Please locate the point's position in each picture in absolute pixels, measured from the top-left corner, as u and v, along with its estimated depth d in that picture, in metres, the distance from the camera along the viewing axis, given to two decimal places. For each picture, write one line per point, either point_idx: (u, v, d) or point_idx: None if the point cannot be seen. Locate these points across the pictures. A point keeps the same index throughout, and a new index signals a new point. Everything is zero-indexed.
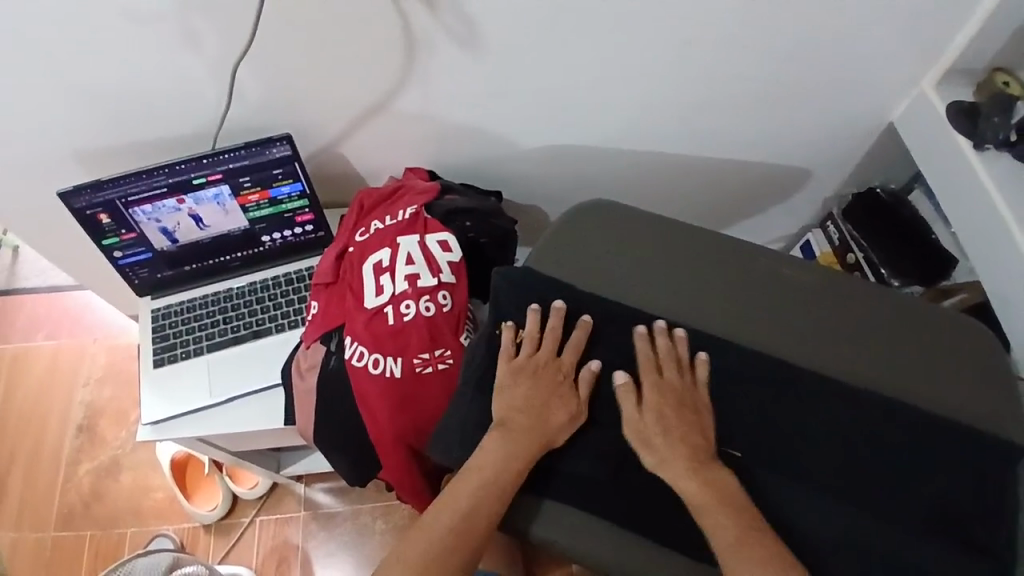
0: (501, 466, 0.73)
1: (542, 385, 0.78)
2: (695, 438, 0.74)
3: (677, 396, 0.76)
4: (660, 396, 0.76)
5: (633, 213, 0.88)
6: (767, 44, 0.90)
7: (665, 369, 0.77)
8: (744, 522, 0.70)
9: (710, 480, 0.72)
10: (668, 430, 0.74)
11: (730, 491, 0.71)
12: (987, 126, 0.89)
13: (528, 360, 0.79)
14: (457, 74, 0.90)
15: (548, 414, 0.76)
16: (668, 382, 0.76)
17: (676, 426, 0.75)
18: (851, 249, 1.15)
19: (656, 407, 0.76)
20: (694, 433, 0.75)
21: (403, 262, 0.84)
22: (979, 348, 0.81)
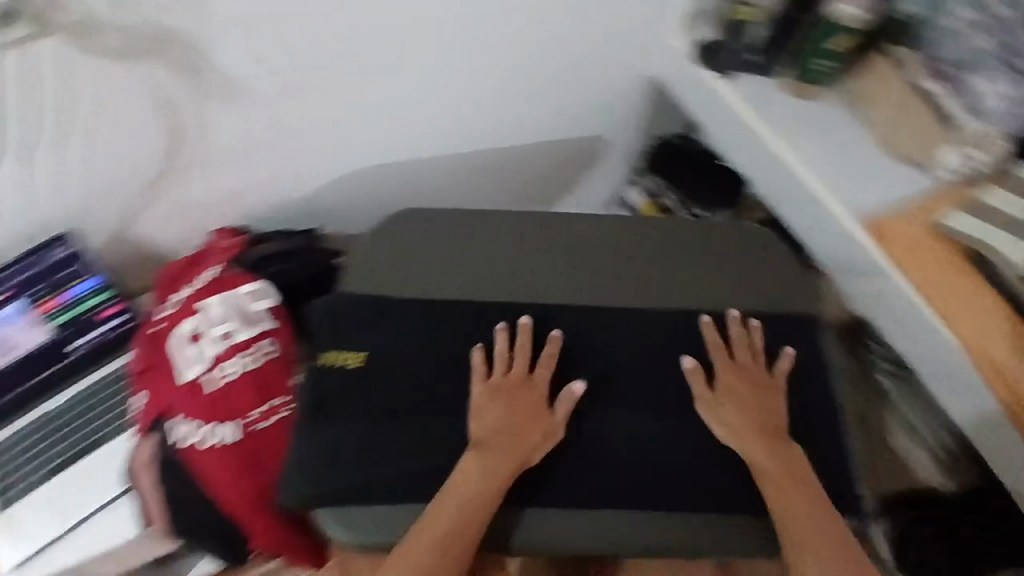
0: (482, 487, 0.72)
1: (517, 405, 0.77)
2: (769, 419, 0.79)
3: (756, 378, 0.82)
4: (731, 387, 0.80)
5: (429, 214, 0.91)
6: (508, 30, 0.96)
7: (740, 355, 0.83)
8: (814, 502, 0.74)
9: (787, 457, 0.77)
10: (745, 407, 0.79)
11: (802, 467, 0.76)
12: (725, 54, 0.98)
13: (500, 380, 0.79)
14: (224, 128, 0.90)
15: (525, 435, 0.76)
16: (743, 367, 0.82)
17: (750, 407, 0.79)
18: (664, 195, 1.22)
19: (733, 389, 0.80)
20: (766, 415, 0.79)
21: (214, 324, 0.82)
22: (751, 248, 0.92)
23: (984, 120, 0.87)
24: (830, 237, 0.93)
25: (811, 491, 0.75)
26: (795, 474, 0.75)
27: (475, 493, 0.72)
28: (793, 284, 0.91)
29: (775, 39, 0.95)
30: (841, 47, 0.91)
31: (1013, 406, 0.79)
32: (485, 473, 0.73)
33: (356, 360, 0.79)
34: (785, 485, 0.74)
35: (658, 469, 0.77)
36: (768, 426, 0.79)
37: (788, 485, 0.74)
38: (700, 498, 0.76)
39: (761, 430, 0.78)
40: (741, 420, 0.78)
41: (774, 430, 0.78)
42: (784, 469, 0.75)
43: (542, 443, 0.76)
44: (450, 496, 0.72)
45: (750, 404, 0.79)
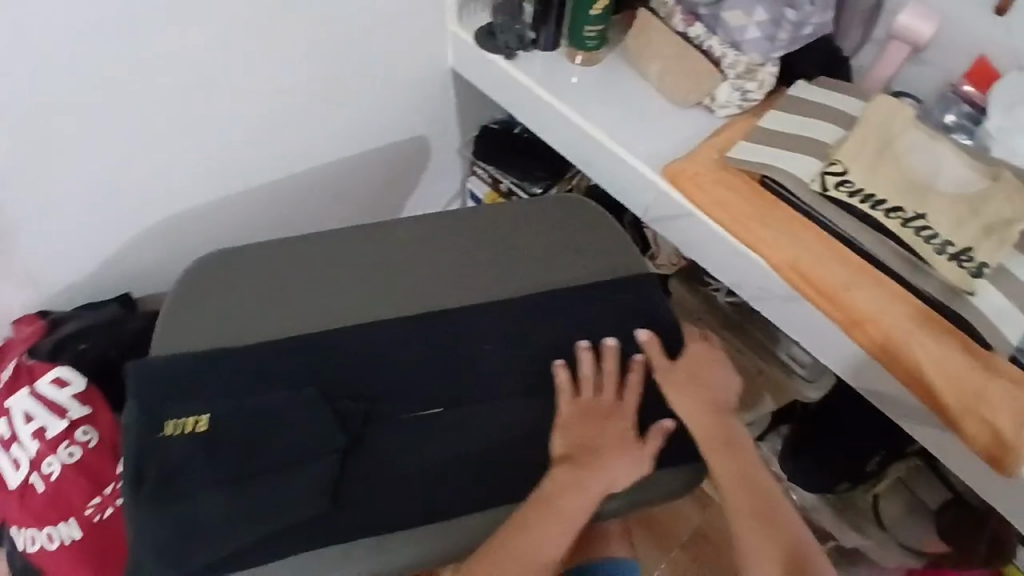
0: (561, 530, 0.71)
1: (603, 436, 0.77)
2: (717, 401, 0.80)
3: (705, 364, 0.82)
4: (694, 363, 0.82)
5: (238, 253, 0.87)
6: (277, 52, 0.95)
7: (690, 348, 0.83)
8: (755, 482, 0.76)
9: (727, 433, 0.78)
10: (697, 393, 0.80)
11: (743, 446, 0.78)
12: (504, 34, 1.04)
13: (589, 406, 0.79)
14: (7, 211, 0.87)
15: (614, 460, 0.75)
16: (691, 358, 0.82)
17: (700, 393, 0.80)
18: (501, 180, 1.25)
19: (681, 382, 0.80)
20: (714, 398, 0.80)
21: (22, 424, 0.76)
22: (571, 214, 0.93)
23: (741, 50, 0.95)
24: (631, 188, 0.99)
25: (751, 468, 0.77)
26: (735, 450, 0.78)
27: (560, 515, 0.71)
28: (615, 241, 0.92)
29: (544, 11, 1.02)
30: (602, 8, 0.97)
31: (818, 301, 0.88)
32: (574, 495, 0.73)
33: (200, 424, 0.74)
34: (727, 458, 0.77)
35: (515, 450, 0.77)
36: (718, 410, 0.79)
37: (731, 465, 0.77)
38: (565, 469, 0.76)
39: (711, 415, 0.79)
40: (696, 410, 0.79)
41: (722, 412, 0.80)
42: (727, 454, 0.77)
43: (633, 469, 0.76)
44: (536, 518, 0.71)
45: (705, 380, 0.81)
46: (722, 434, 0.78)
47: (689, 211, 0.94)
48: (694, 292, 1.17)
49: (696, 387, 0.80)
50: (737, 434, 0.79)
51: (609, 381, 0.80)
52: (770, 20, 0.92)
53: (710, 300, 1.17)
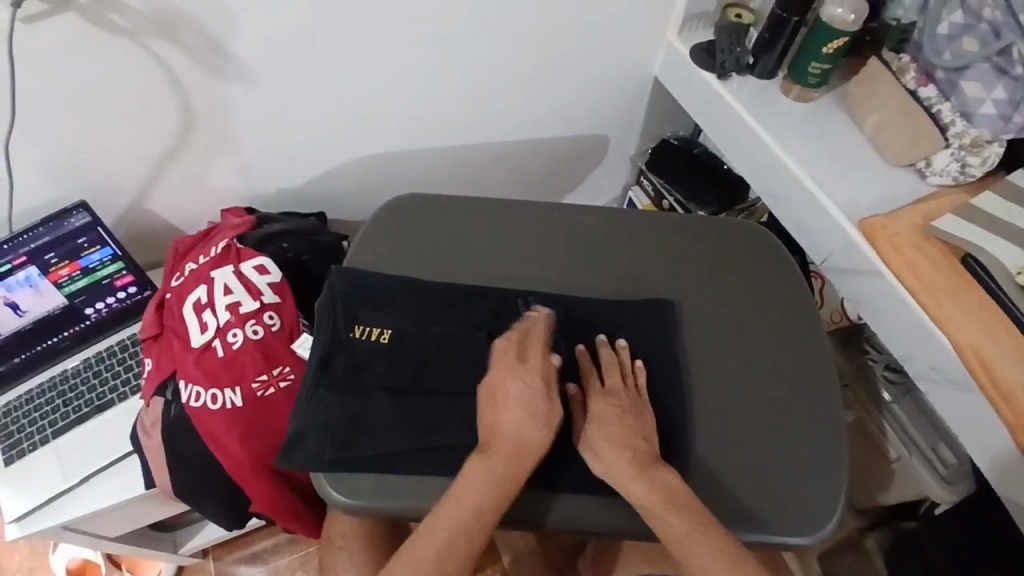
0: (476, 504, 0.70)
1: (510, 406, 0.73)
2: (639, 441, 0.74)
3: (623, 401, 0.77)
4: (606, 408, 0.76)
5: (431, 200, 0.94)
6: (511, 28, 1.00)
7: (610, 379, 0.78)
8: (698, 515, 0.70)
9: (661, 482, 0.71)
10: (615, 435, 0.74)
11: (679, 491, 0.71)
12: (725, 53, 1.03)
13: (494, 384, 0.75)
14: (238, 107, 0.94)
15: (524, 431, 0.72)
16: (611, 391, 0.77)
17: (620, 427, 0.74)
18: (665, 197, 1.26)
19: (600, 415, 0.75)
20: (640, 436, 0.74)
21: (220, 295, 0.85)
22: (752, 243, 0.93)
23: (971, 122, 0.91)
24: (818, 231, 0.96)
25: (695, 511, 0.70)
26: (654, 513, 0.70)
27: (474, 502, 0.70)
28: (792, 280, 0.91)
29: (770, 40, 1.00)
30: (836, 48, 0.94)
31: (991, 393, 0.81)
32: (484, 481, 0.70)
33: (381, 337, 0.82)
34: (659, 512, 0.69)
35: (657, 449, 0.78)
36: (640, 457, 0.73)
37: (660, 521, 0.69)
38: (702, 480, 0.77)
39: (625, 466, 0.72)
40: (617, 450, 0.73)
41: (649, 457, 0.73)
42: (660, 517, 0.69)
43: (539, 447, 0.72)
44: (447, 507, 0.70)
45: (617, 433, 0.74)
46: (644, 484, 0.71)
47: (877, 270, 0.89)
48: (851, 357, 1.13)
49: (611, 423, 0.75)
50: (672, 478, 0.72)
51: (594, 386, 0.78)
52: (1009, 100, 0.88)
53: (866, 368, 1.11)
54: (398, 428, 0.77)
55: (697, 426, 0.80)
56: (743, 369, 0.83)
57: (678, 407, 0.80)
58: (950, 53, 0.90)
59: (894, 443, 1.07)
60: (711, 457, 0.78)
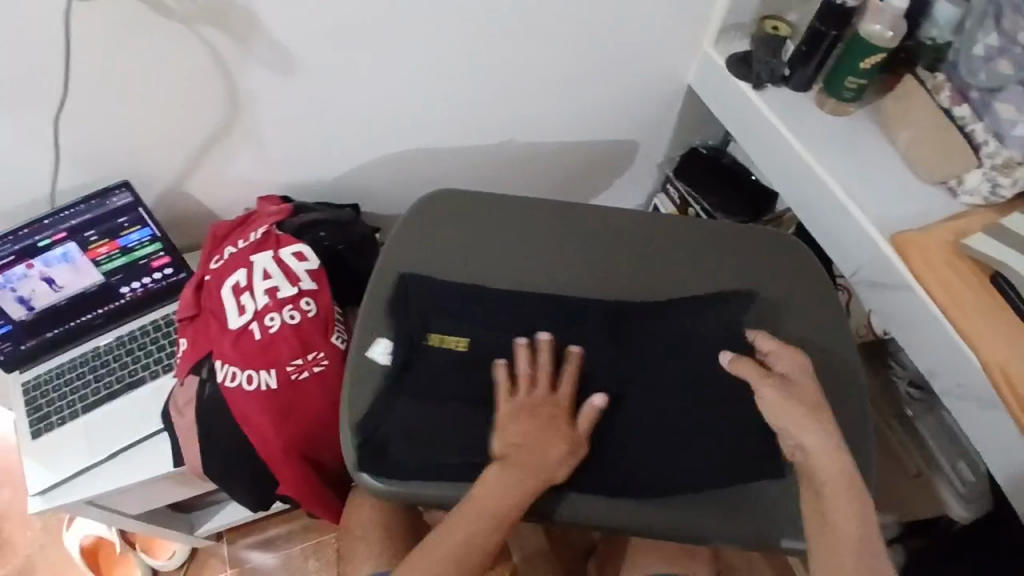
0: (508, 494, 0.71)
1: (541, 418, 0.74)
2: (820, 410, 0.72)
3: (809, 376, 0.75)
4: (793, 382, 0.74)
5: (469, 199, 0.95)
6: (552, 31, 1.01)
7: (793, 354, 0.77)
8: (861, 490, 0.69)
9: (840, 453, 0.70)
10: (802, 399, 0.72)
11: (854, 472, 0.69)
12: (761, 66, 1.04)
13: (530, 398, 0.76)
14: (279, 97, 0.95)
15: (544, 448, 0.72)
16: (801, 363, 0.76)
17: (806, 398, 0.73)
18: (691, 205, 1.27)
19: (791, 382, 0.74)
20: (826, 410, 0.73)
21: (259, 279, 0.87)
22: (787, 253, 0.93)
23: (1004, 143, 0.91)
24: (849, 244, 0.97)
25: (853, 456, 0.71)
26: (827, 485, 0.69)
27: (497, 507, 0.70)
28: (824, 292, 0.91)
29: (806, 53, 1.01)
30: (872, 65, 0.95)
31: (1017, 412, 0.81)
32: (506, 489, 0.71)
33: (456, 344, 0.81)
34: (835, 485, 0.68)
35: None
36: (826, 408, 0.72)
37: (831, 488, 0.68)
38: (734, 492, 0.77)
39: (811, 428, 0.71)
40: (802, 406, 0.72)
41: (828, 423, 0.72)
42: (834, 471, 0.69)
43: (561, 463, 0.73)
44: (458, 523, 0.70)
45: (810, 400, 0.72)
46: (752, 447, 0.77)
47: (909, 283, 0.90)
48: (879, 375, 1.14)
49: (799, 390, 0.73)
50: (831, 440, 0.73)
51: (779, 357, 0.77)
52: None
53: (892, 383, 1.12)
54: (433, 423, 0.78)
55: None
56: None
57: None
58: (985, 74, 0.90)
59: (914, 458, 1.08)
60: None
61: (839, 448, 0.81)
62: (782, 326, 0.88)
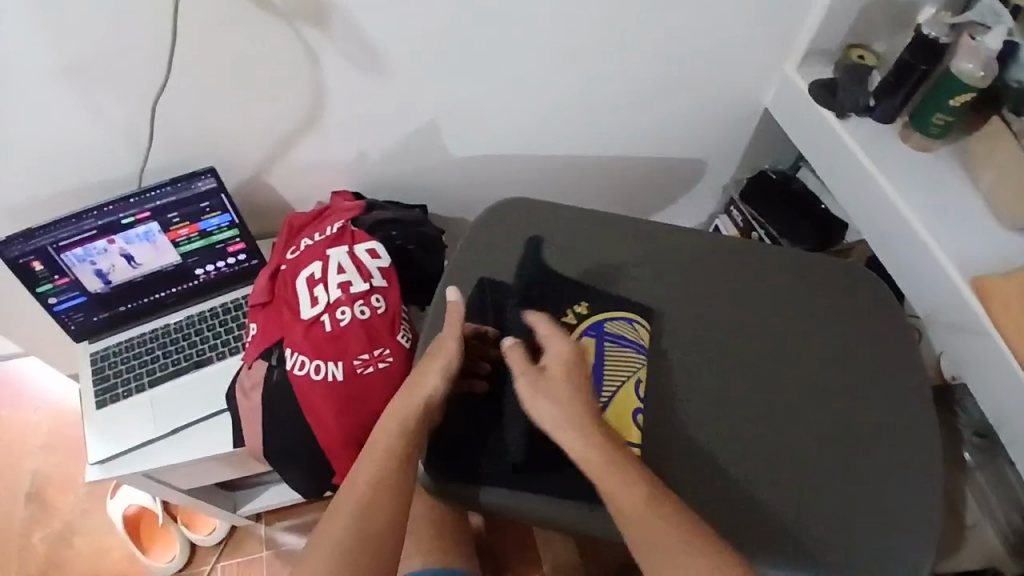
0: (396, 438, 0.73)
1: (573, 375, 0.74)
2: (592, 404, 0.72)
3: (579, 376, 0.74)
4: (564, 376, 0.73)
5: (542, 208, 0.96)
6: (638, 48, 1.01)
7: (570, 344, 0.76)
8: (645, 483, 0.68)
9: (611, 450, 0.69)
10: (564, 399, 0.72)
11: (636, 465, 0.69)
12: (847, 94, 1.02)
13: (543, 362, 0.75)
14: (365, 96, 0.98)
15: (420, 387, 0.76)
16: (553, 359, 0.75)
17: (579, 396, 0.72)
18: (754, 229, 1.28)
19: (549, 379, 0.73)
20: (590, 406, 0.72)
21: (333, 272, 0.89)
22: (857, 288, 0.92)
23: None
24: (927, 284, 0.96)
25: (624, 452, 0.70)
26: (604, 477, 0.68)
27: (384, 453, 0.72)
28: (893, 331, 0.90)
29: (894, 84, 0.99)
30: (963, 102, 0.93)
31: None
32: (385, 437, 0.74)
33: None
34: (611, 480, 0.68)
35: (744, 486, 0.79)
36: (582, 392, 0.72)
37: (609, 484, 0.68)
38: (792, 528, 0.77)
39: (570, 427, 0.70)
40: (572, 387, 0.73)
41: (595, 419, 0.71)
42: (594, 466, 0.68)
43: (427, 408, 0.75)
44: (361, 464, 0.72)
45: (576, 395, 0.72)
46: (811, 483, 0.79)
47: (985, 328, 0.88)
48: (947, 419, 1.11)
49: (563, 386, 0.73)
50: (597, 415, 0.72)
51: (558, 347, 0.75)
52: None
53: (955, 430, 1.09)
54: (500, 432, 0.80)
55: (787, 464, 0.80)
56: (832, 410, 0.84)
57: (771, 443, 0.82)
58: None
59: (972, 509, 1.05)
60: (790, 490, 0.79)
61: (901, 492, 0.80)
62: (849, 362, 0.87)
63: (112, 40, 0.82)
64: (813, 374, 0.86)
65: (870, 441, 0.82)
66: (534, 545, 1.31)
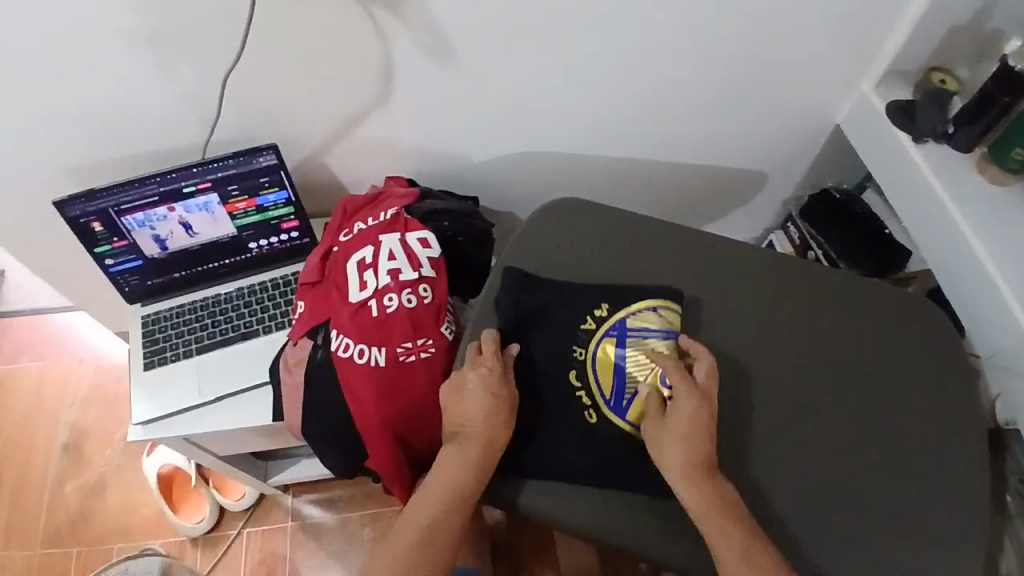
0: (463, 476, 0.78)
1: (706, 429, 0.76)
2: (715, 454, 0.76)
3: (711, 414, 0.77)
4: (689, 424, 0.76)
5: (597, 210, 0.95)
6: (710, 56, 0.99)
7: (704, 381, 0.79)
8: (738, 520, 0.73)
9: (722, 494, 0.74)
10: (690, 443, 0.75)
11: (737, 510, 0.74)
12: (925, 118, 0.99)
13: (701, 394, 0.78)
14: (431, 85, 0.98)
15: (483, 421, 0.78)
16: (698, 394, 0.78)
17: (699, 438, 0.76)
18: (811, 247, 1.25)
19: (683, 419, 0.76)
20: (715, 449, 0.76)
21: (384, 258, 0.90)
22: (916, 322, 0.89)
23: None
24: (990, 325, 0.93)
25: (735, 503, 0.74)
26: (710, 523, 0.73)
27: (454, 492, 0.77)
28: (951, 372, 0.86)
29: (975, 114, 0.95)
30: None
31: None
32: (454, 472, 0.78)
33: (574, 354, 0.84)
34: (713, 522, 0.72)
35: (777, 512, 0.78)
36: (707, 441, 0.76)
37: (711, 528, 0.72)
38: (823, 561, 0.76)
39: (688, 467, 0.75)
40: (691, 431, 0.76)
41: (716, 468, 0.75)
42: (705, 509, 0.73)
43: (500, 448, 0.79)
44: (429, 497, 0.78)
45: (699, 439, 0.75)
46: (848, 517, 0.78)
47: None
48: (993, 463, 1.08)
49: (692, 431, 0.76)
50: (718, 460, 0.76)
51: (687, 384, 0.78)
52: None
53: (1000, 477, 1.06)
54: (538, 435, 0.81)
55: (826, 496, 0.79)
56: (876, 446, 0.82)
57: (813, 473, 0.80)
58: None
59: (1007, 559, 1.03)
60: (824, 523, 0.78)
61: (941, 536, 0.78)
62: (903, 398, 0.85)
63: (189, 11, 0.83)
64: (863, 406, 0.84)
65: (915, 482, 0.80)
66: (553, 546, 1.31)
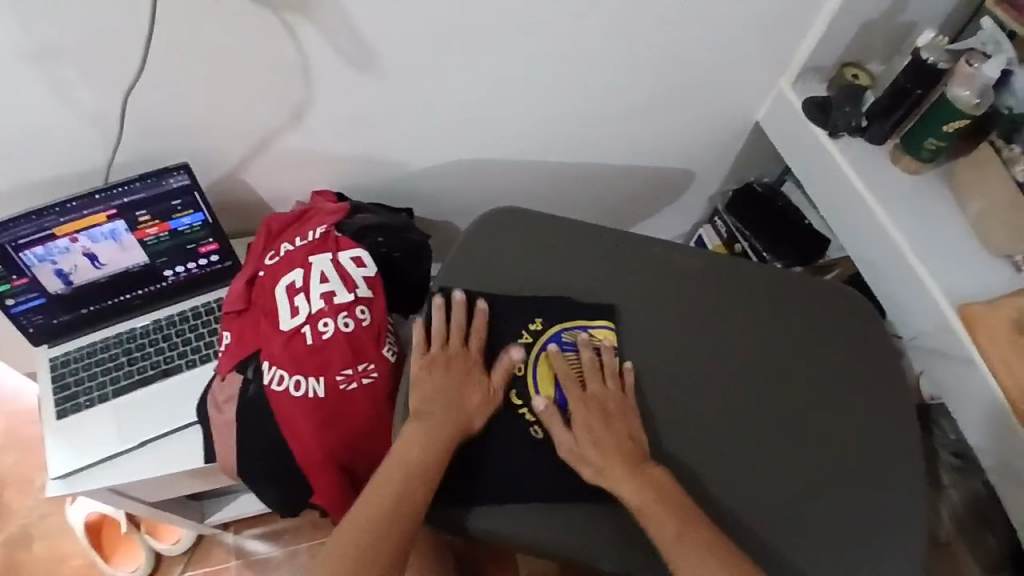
0: (434, 440, 0.74)
1: (611, 425, 0.77)
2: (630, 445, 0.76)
3: (610, 407, 0.79)
4: (590, 425, 0.77)
5: (532, 219, 0.93)
6: (638, 58, 0.99)
7: (592, 383, 0.80)
8: (673, 497, 0.72)
9: (650, 482, 0.73)
10: (601, 441, 0.76)
11: (667, 488, 0.73)
12: (840, 114, 1.02)
13: (595, 396, 0.79)
14: (354, 96, 0.93)
15: (457, 393, 0.78)
16: (592, 396, 0.79)
17: (607, 437, 0.76)
18: (737, 240, 1.27)
19: (586, 422, 0.77)
20: (629, 439, 0.77)
21: (316, 281, 0.85)
22: (848, 311, 0.92)
23: None
24: (914, 308, 0.96)
25: (663, 478, 0.74)
26: (645, 512, 0.71)
27: (425, 458, 0.73)
28: (883, 356, 0.89)
29: (888, 108, 0.99)
30: (956, 128, 0.92)
31: None
32: (424, 437, 0.74)
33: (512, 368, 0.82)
34: (650, 512, 0.71)
35: (732, 510, 0.78)
36: (619, 437, 0.76)
37: (649, 517, 0.71)
38: (779, 554, 0.76)
39: (608, 462, 0.75)
40: (596, 431, 0.77)
41: (638, 458, 0.75)
42: (637, 496, 0.72)
43: (476, 418, 0.78)
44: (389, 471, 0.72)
45: (606, 437, 0.76)
46: (798, 508, 0.79)
47: (971, 354, 0.89)
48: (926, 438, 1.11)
49: (597, 431, 0.77)
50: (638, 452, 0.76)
51: (576, 393, 0.80)
52: None
53: (932, 451, 1.11)
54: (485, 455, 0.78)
55: (778, 489, 0.79)
56: (822, 436, 0.83)
57: (763, 470, 0.80)
58: None
59: (945, 527, 1.09)
60: (778, 516, 0.78)
61: (889, 518, 0.79)
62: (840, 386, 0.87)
63: (77, 22, 0.75)
64: (804, 397, 0.85)
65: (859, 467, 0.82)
66: (512, 556, 1.29)
